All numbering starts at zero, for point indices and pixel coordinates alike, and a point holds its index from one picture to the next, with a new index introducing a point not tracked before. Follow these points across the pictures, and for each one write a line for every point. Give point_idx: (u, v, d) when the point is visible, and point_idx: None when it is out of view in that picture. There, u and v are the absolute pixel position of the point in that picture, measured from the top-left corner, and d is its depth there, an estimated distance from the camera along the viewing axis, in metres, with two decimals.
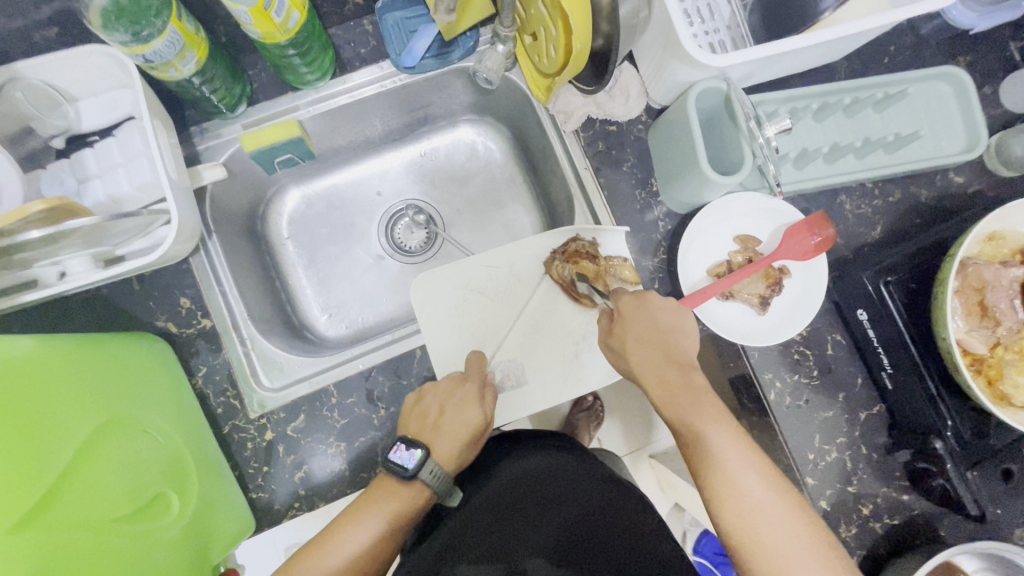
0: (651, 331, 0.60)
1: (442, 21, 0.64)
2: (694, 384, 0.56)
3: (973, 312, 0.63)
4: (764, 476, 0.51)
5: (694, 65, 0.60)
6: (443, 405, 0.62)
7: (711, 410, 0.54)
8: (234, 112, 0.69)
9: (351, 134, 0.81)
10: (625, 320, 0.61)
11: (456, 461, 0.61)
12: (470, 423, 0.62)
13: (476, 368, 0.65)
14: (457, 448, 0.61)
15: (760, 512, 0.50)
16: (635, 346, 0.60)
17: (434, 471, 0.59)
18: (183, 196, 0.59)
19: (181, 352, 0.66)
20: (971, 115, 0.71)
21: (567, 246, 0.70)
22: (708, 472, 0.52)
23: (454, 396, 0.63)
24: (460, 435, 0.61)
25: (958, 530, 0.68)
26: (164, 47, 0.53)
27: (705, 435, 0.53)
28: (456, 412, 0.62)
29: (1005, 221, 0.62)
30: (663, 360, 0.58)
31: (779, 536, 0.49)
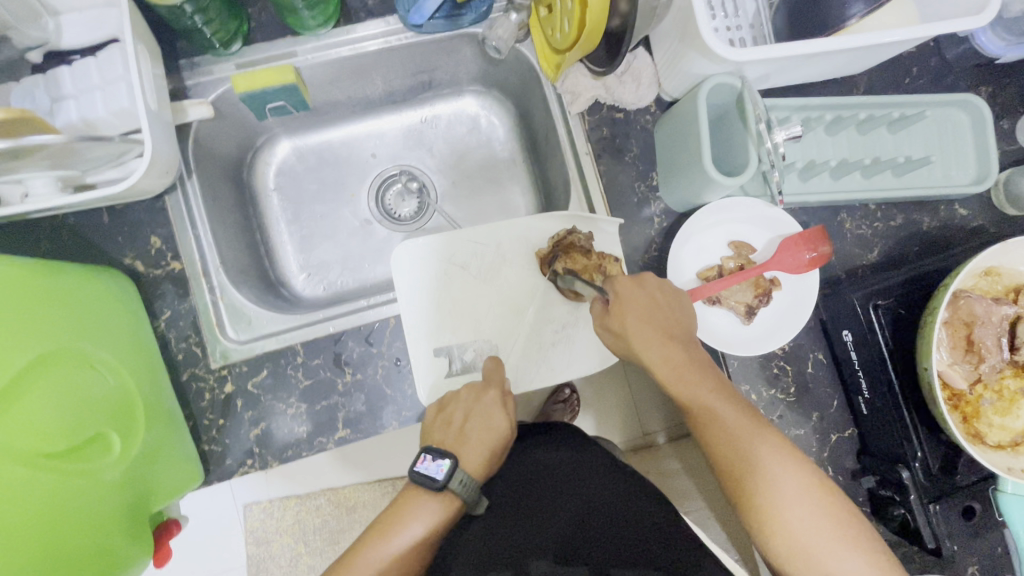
0: (649, 306, 0.58)
1: None
2: (703, 373, 0.57)
3: (959, 345, 0.61)
4: (781, 460, 0.53)
5: (711, 58, 0.58)
6: (468, 412, 0.61)
7: (723, 401, 0.55)
8: (228, 50, 0.66)
9: (351, 90, 0.78)
10: (621, 304, 0.59)
11: (484, 470, 0.60)
12: (496, 429, 0.61)
13: (497, 374, 0.63)
14: (485, 456, 0.60)
15: (778, 491, 0.52)
16: (634, 328, 0.58)
17: (462, 480, 0.58)
18: (162, 129, 0.57)
19: (147, 292, 0.64)
20: (985, 146, 0.69)
21: (562, 237, 0.67)
22: (725, 457, 0.54)
23: (478, 402, 0.61)
24: (488, 441, 0.60)
25: (914, 562, 0.68)
26: None
27: (719, 419, 0.55)
28: (482, 420, 0.61)
29: (1004, 258, 0.62)
30: (665, 340, 0.57)
31: (795, 507, 0.52)
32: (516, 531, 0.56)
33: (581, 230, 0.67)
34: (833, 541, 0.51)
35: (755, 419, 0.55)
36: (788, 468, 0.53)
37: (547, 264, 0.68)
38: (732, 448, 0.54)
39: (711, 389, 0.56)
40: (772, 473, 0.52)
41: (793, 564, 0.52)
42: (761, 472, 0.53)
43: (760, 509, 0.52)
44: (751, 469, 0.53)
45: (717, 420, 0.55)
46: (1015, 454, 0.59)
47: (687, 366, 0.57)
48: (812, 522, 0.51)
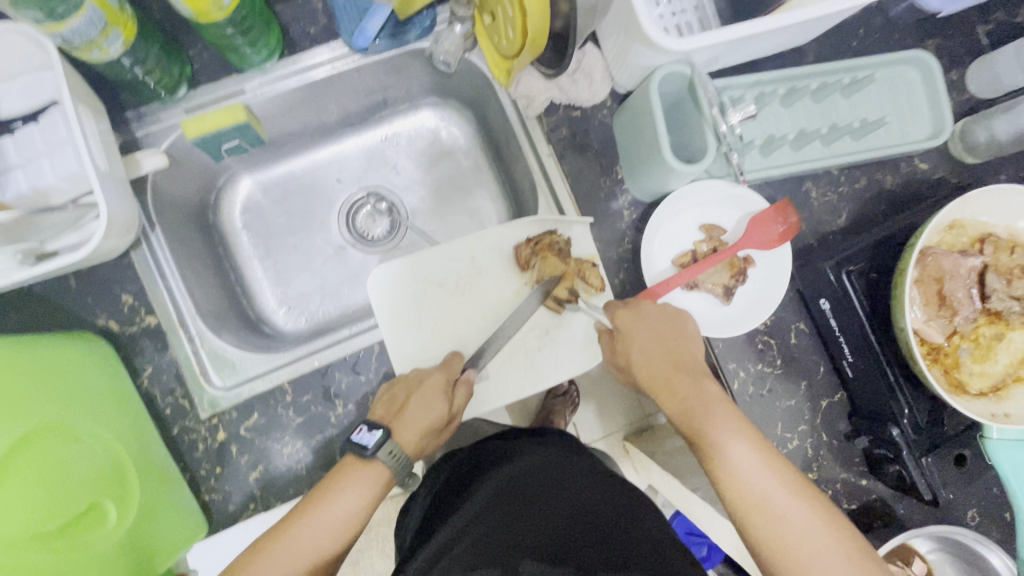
0: (652, 341, 0.61)
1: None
2: (713, 395, 0.57)
3: (931, 302, 0.63)
4: (782, 483, 0.52)
5: (656, 49, 0.58)
6: (411, 390, 0.62)
7: (729, 422, 0.55)
8: (173, 96, 0.65)
9: (306, 119, 0.77)
10: (630, 338, 0.62)
11: (416, 445, 0.60)
12: (434, 414, 0.60)
13: (446, 368, 0.64)
14: (421, 433, 0.60)
15: (774, 502, 0.51)
16: (638, 355, 0.62)
17: (393, 452, 0.58)
18: (115, 187, 0.56)
19: (125, 350, 0.63)
20: (937, 100, 0.70)
21: (540, 240, 0.68)
22: (717, 466, 0.54)
23: (423, 384, 0.62)
24: (425, 422, 0.60)
25: (915, 514, 0.70)
26: (83, 26, 0.50)
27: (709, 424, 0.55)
28: (424, 401, 0.60)
29: (964, 211, 0.63)
30: (667, 366, 0.60)
31: (790, 513, 0.50)
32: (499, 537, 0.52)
33: (561, 233, 0.68)
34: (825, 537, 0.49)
35: (761, 440, 0.54)
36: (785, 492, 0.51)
37: (525, 264, 0.69)
38: (735, 473, 0.52)
39: (719, 411, 0.56)
40: (763, 480, 0.52)
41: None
42: (761, 496, 0.51)
43: (755, 531, 0.51)
44: (752, 489, 0.52)
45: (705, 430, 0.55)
46: (998, 399, 0.61)
47: (694, 391, 0.57)
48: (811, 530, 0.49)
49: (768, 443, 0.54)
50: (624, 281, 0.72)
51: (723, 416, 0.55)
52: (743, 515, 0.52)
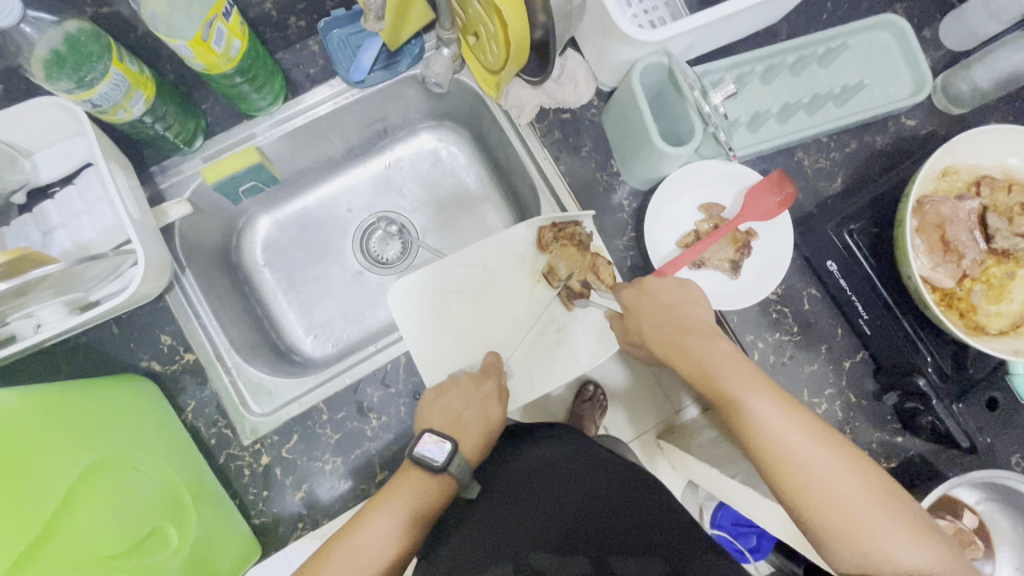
0: (659, 310, 0.62)
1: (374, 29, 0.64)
2: (724, 355, 0.57)
3: (936, 248, 0.63)
4: (807, 434, 0.52)
5: (633, 44, 0.62)
6: (466, 401, 0.64)
7: (746, 377, 0.55)
8: (191, 147, 0.70)
9: (313, 155, 0.82)
10: (636, 313, 0.63)
11: (477, 454, 0.63)
12: (492, 418, 0.64)
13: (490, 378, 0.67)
14: (481, 441, 0.63)
15: (796, 449, 0.51)
16: (648, 327, 0.62)
17: (462, 463, 0.60)
18: (149, 236, 0.60)
19: (168, 389, 0.67)
20: (914, 58, 0.73)
21: (566, 227, 0.70)
22: (737, 420, 0.54)
23: (475, 394, 0.65)
24: (483, 429, 0.64)
25: (958, 465, 0.69)
26: (109, 90, 0.55)
27: (726, 381, 0.55)
28: (480, 408, 0.64)
29: (955, 157, 0.64)
30: (677, 334, 0.60)
31: (814, 456, 0.51)
32: (516, 525, 0.56)
33: (581, 225, 0.71)
34: (849, 478, 0.50)
35: (780, 394, 0.54)
36: (809, 441, 0.51)
37: (544, 249, 0.72)
38: (759, 429, 0.52)
39: (735, 373, 0.55)
40: (784, 428, 0.52)
41: (826, 521, 0.50)
42: (782, 447, 0.51)
43: (781, 481, 0.51)
44: (774, 438, 0.52)
45: (723, 388, 0.55)
46: (1020, 335, 0.61)
47: (710, 354, 0.57)
48: (836, 478, 0.50)
49: (785, 394, 0.54)
50: (631, 268, 0.73)
51: (740, 372, 0.55)
52: (771, 469, 0.52)
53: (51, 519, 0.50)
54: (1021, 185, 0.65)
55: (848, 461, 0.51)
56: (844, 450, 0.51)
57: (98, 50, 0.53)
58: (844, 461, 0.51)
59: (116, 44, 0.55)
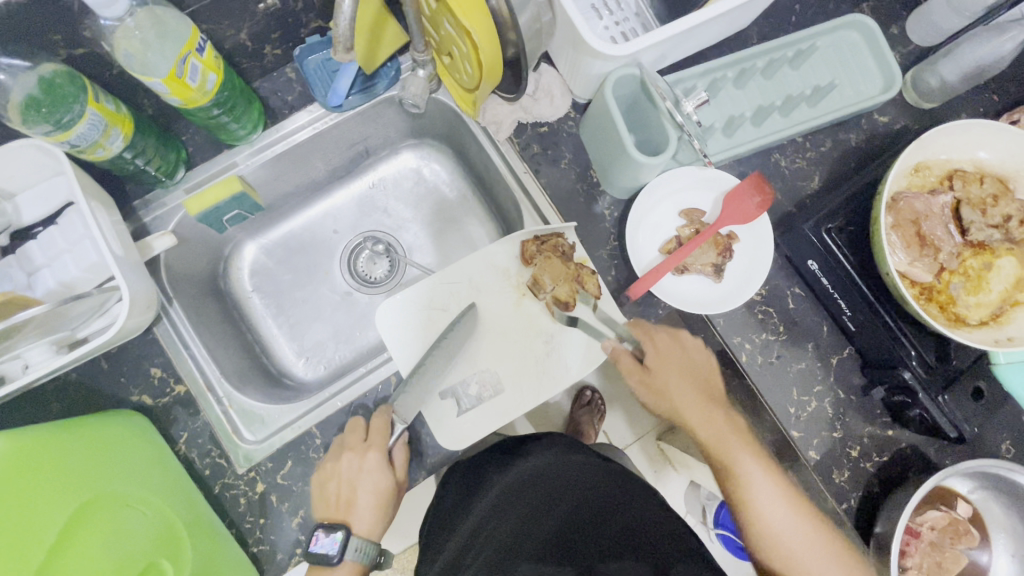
0: (686, 368, 0.69)
1: (342, 59, 0.55)
2: (734, 429, 0.67)
3: (913, 244, 0.64)
4: (789, 502, 0.63)
5: (604, 58, 0.63)
6: (353, 480, 0.65)
7: (750, 452, 0.65)
8: (173, 179, 0.71)
9: (296, 180, 0.82)
10: (663, 366, 0.68)
11: (379, 525, 0.67)
12: (387, 488, 0.66)
13: (349, 465, 0.65)
14: (377, 514, 0.66)
15: (772, 513, 0.63)
16: (678, 387, 0.68)
17: (357, 548, 0.64)
18: (134, 271, 0.60)
19: (160, 421, 0.67)
20: (883, 56, 0.74)
21: (546, 240, 0.70)
22: (732, 483, 0.65)
23: (362, 469, 0.65)
24: (378, 501, 0.66)
25: (948, 454, 0.70)
26: (87, 131, 0.55)
27: (735, 450, 0.65)
28: (367, 485, 0.65)
29: (925, 153, 0.66)
30: (705, 404, 0.68)
31: (786, 520, 0.63)
32: (508, 529, 0.57)
33: (564, 236, 0.71)
34: (811, 541, 0.62)
35: (771, 465, 0.66)
36: (791, 511, 0.63)
37: (529, 262, 0.72)
38: (756, 497, 0.64)
39: (740, 444, 0.66)
40: (769, 497, 0.63)
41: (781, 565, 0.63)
42: (766, 513, 0.63)
43: (759, 535, 0.64)
44: (761, 504, 0.63)
45: (732, 455, 0.65)
46: (1000, 325, 0.62)
47: (727, 425, 0.67)
48: (801, 537, 0.62)
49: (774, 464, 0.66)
50: (617, 277, 0.74)
51: (745, 446, 0.66)
52: (750, 524, 0.64)
53: (43, 560, 0.52)
54: (993, 176, 0.66)
55: (810, 523, 0.63)
56: (810, 514, 0.63)
57: (74, 91, 0.54)
58: (806, 522, 0.63)
59: (92, 85, 0.56)
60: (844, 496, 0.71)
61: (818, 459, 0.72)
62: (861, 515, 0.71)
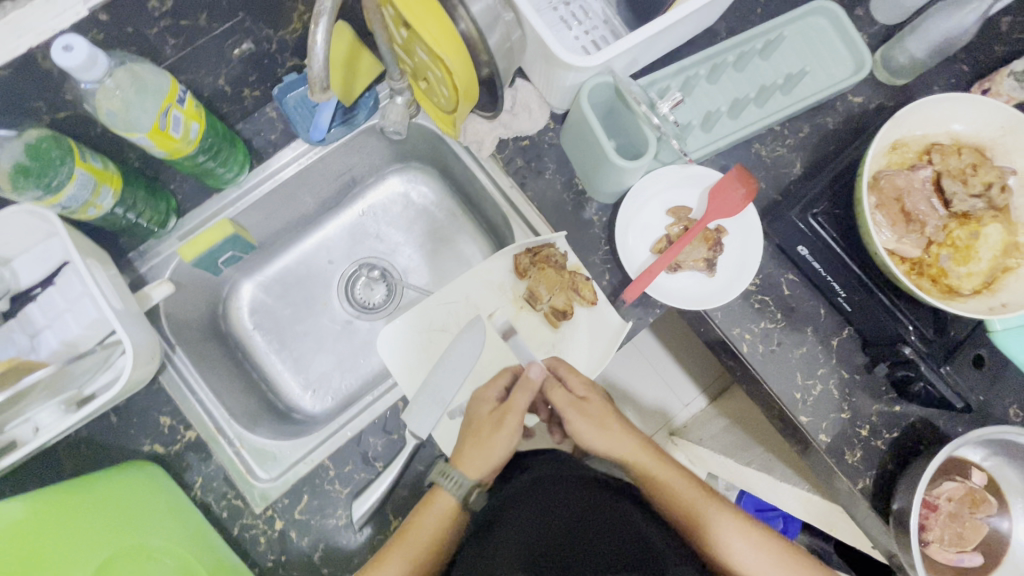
0: (607, 410, 0.67)
1: (321, 99, 0.52)
2: (679, 475, 0.65)
3: (899, 221, 0.65)
4: (755, 543, 0.61)
5: (576, 69, 0.63)
6: (472, 413, 0.66)
7: (711, 503, 0.62)
8: (166, 228, 0.71)
9: (286, 215, 0.83)
10: (592, 401, 0.67)
11: (478, 469, 0.62)
12: (479, 427, 0.64)
13: (523, 395, 0.65)
14: (482, 450, 0.63)
15: (742, 559, 0.60)
16: (615, 429, 0.66)
17: (451, 479, 0.62)
18: (134, 323, 0.61)
19: (174, 469, 0.67)
20: (851, 39, 0.75)
21: (539, 250, 0.72)
22: (686, 521, 0.62)
23: (481, 405, 0.66)
24: (489, 432, 0.63)
25: (958, 424, 0.70)
26: (77, 190, 0.56)
27: (679, 490, 0.63)
28: (477, 418, 0.65)
29: (901, 130, 0.67)
30: (638, 441, 0.67)
31: (751, 560, 0.60)
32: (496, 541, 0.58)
33: (556, 246, 0.72)
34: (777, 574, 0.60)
35: (729, 505, 0.63)
36: (763, 557, 0.60)
37: (522, 275, 0.73)
38: (724, 546, 0.60)
39: (716, 507, 0.62)
40: (733, 542, 0.60)
41: None
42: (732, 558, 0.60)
43: None
44: (724, 546, 0.60)
45: (675, 492, 0.63)
46: (993, 292, 0.63)
47: (669, 464, 0.65)
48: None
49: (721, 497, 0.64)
50: (611, 281, 0.75)
51: (692, 487, 0.64)
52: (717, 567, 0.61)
53: None
54: (970, 146, 0.67)
55: (776, 556, 0.61)
56: (773, 545, 0.61)
57: (61, 154, 0.54)
58: (771, 555, 0.60)
59: (78, 145, 0.57)
60: (858, 476, 0.71)
61: (828, 441, 0.72)
62: (878, 494, 0.71)
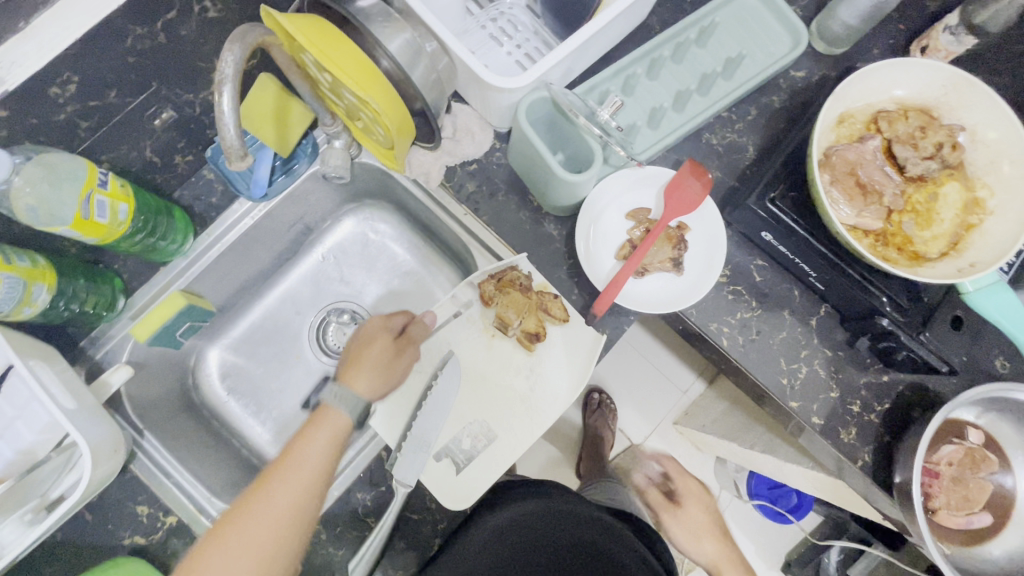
0: (694, 521, 0.86)
1: (241, 168, 0.52)
2: (704, 525, 0.85)
3: (856, 195, 0.64)
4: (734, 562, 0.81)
5: (508, 91, 0.62)
6: (365, 336, 0.68)
7: (711, 538, 0.84)
8: (115, 310, 0.69)
9: (243, 274, 0.81)
10: (681, 505, 0.88)
11: (370, 386, 0.65)
12: (372, 347, 0.66)
13: (417, 326, 0.69)
14: (376, 369, 0.65)
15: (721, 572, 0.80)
16: (683, 530, 0.85)
17: (342, 394, 0.63)
18: (90, 420, 0.58)
19: (158, 558, 0.65)
20: (784, 15, 0.75)
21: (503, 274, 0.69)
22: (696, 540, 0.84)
23: (376, 327, 0.68)
24: (380, 355, 0.66)
25: (948, 387, 0.70)
26: (6, 294, 0.53)
27: (714, 550, 0.82)
28: (370, 342, 0.67)
29: (845, 103, 0.66)
30: (725, 548, 0.82)
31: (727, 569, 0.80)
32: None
33: (519, 267, 0.70)
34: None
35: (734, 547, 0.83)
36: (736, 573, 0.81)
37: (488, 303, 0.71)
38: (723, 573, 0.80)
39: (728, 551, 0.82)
40: (708, 548, 0.82)
41: None
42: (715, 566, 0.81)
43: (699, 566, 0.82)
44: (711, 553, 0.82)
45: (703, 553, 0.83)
46: (959, 254, 0.62)
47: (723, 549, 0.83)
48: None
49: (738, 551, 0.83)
50: (581, 294, 0.73)
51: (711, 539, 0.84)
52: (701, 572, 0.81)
53: None
54: (916, 109, 0.66)
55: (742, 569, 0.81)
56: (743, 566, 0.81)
57: None
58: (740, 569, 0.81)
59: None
60: (857, 454, 0.70)
61: (822, 423, 0.71)
62: (879, 469, 0.70)
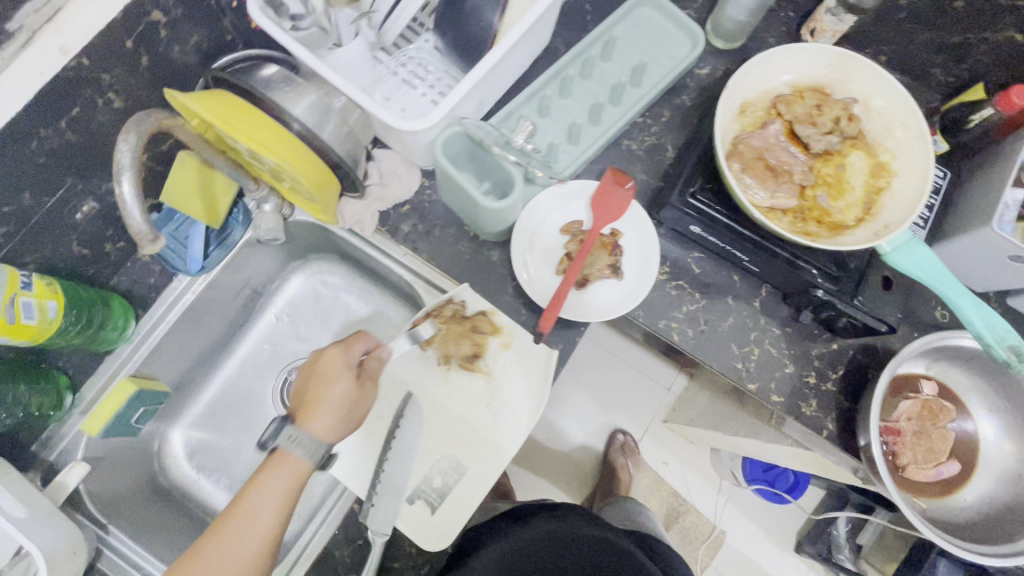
0: None
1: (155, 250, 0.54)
2: None
3: (768, 177, 0.67)
4: None
5: (421, 132, 0.64)
6: (319, 372, 0.64)
7: None
8: (64, 408, 0.69)
9: (196, 348, 0.81)
10: None
11: (332, 430, 0.62)
12: (329, 390, 0.63)
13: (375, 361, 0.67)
14: (333, 416, 0.62)
15: None
16: None
17: (298, 439, 0.60)
18: (46, 525, 0.57)
19: None
20: (678, 19, 0.79)
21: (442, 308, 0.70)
22: None
23: (334, 364, 0.64)
24: (340, 401, 0.63)
25: (893, 344, 0.72)
26: None
27: None
28: (324, 384, 0.63)
29: (742, 94, 0.69)
30: None
31: None
32: None
33: (456, 299, 0.71)
34: None
35: None
36: None
37: (432, 339, 0.71)
38: None
39: None
40: None
41: None
42: None
43: None
44: None
45: None
46: (874, 218, 0.65)
47: None
48: None
49: None
50: (530, 314, 0.74)
51: None
52: None
53: None
54: (809, 89, 0.69)
55: None
56: None
57: None
58: None
59: None
60: (821, 425, 0.71)
61: (782, 400, 0.73)
62: (845, 435, 0.71)
